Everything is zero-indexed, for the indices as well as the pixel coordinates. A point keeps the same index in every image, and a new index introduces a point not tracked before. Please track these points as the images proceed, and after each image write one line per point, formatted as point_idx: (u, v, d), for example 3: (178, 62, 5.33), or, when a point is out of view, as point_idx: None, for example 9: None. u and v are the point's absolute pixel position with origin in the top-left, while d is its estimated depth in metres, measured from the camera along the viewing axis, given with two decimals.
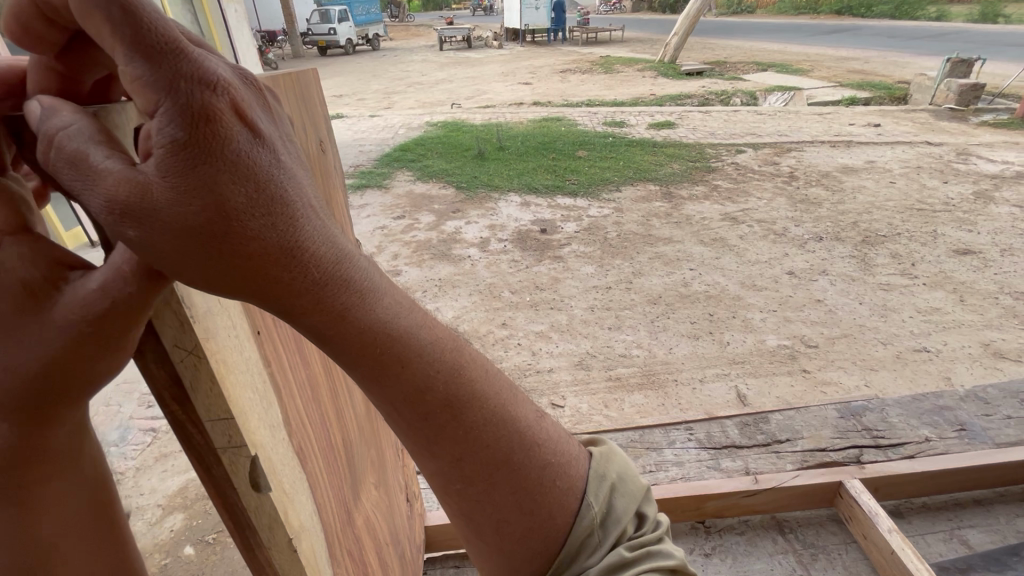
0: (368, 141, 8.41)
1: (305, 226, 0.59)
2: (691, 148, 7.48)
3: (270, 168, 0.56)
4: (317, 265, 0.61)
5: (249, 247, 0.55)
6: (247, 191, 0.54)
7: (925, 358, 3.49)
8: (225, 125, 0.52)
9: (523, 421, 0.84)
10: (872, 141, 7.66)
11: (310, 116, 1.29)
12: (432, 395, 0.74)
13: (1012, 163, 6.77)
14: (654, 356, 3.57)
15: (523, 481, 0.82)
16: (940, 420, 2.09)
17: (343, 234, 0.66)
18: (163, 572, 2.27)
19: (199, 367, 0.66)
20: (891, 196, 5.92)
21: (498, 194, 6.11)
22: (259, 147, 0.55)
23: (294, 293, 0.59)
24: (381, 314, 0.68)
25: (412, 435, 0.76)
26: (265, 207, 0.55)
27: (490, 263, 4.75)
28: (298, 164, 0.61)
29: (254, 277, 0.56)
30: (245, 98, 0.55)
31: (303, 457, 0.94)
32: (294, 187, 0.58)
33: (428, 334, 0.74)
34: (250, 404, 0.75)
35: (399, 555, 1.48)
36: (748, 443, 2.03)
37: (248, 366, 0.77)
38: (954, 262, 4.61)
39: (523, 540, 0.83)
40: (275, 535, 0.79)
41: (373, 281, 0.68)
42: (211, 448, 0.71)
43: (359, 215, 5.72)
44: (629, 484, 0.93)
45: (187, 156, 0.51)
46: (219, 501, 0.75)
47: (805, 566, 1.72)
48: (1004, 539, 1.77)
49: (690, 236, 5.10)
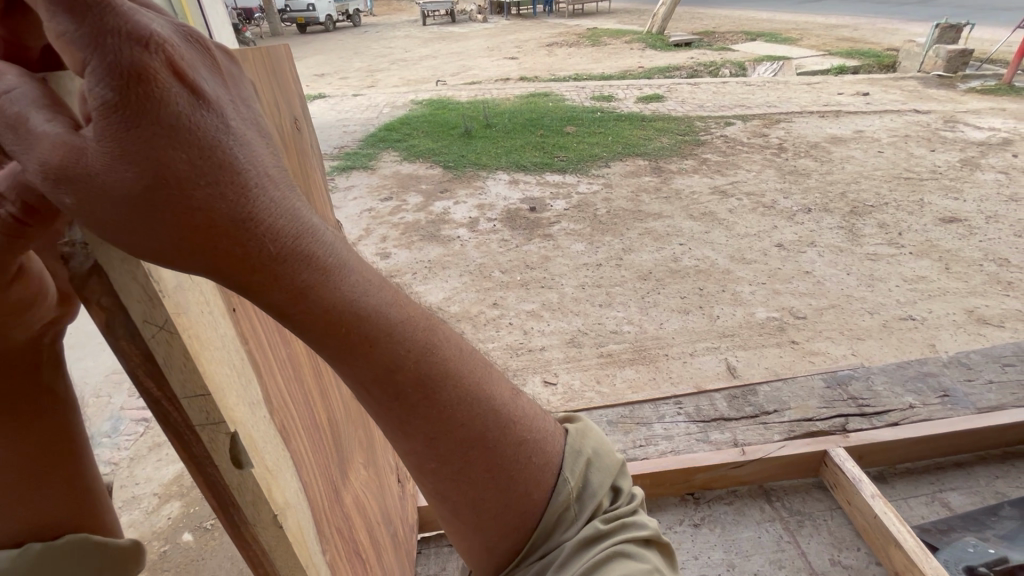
0: (352, 121, 8.24)
1: (259, 199, 0.57)
2: (680, 121, 7.41)
3: (217, 134, 0.53)
4: (273, 240, 0.59)
5: (194, 219, 0.53)
6: (189, 157, 0.51)
7: (911, 326, 3.54)
8: (160, 86, 0.49)
9: (499, 399, 0.84)
10: (861, 110, 7.63)
11: (278, 95, 1.30)
12: (403, 374, 0.73)
13: (999, 129, 6.78)
14: (645, 332, 3.59)
15: (500, 456, 0.83)
16: (923, 387, 2.13)
17: (306, 207, 0.64)
18: (162, 559, 2.29)
19: (172, 342, 0.64)
20: (879, 165, 5.92)
21: (486, 172, 6.04)
22: (202, 110, 0.52)
23: (250, 269, 0.58)
24: (347, 292, 0.66)
25: (386, 413, 0.76)
26: (212, 177, 0.53)
27: (480, 243, 4.72)
28: (252, 131, 0.57)
29: (204, 249, 0.55)
30: (186, 56, 0.51)
31: (286, 435, 0.94)
32: (245, 155, 0.55)
33: (399, 312, 0.72)
34: (228, 380, 0.74)
35: (391, 533, 1.50)
36: (736, 415, 2.05)
37: (225, 343, 0.77)
38: (940, 230, 4.65)
39: (500, 514, 0.85)
40: (259, 511, 0.78)
41: (339, 257, 0.66)
42: (190, 425, 0.70)
43: (345, 198, 5.63)
44: (604, 458, 0.94)
45: (120, 119, 0.48)
46: (202, 480, 0.74)
47: (792, 533, 1.76)
48: (984, 500, 1.82)
49: (679, 211, 5.09)
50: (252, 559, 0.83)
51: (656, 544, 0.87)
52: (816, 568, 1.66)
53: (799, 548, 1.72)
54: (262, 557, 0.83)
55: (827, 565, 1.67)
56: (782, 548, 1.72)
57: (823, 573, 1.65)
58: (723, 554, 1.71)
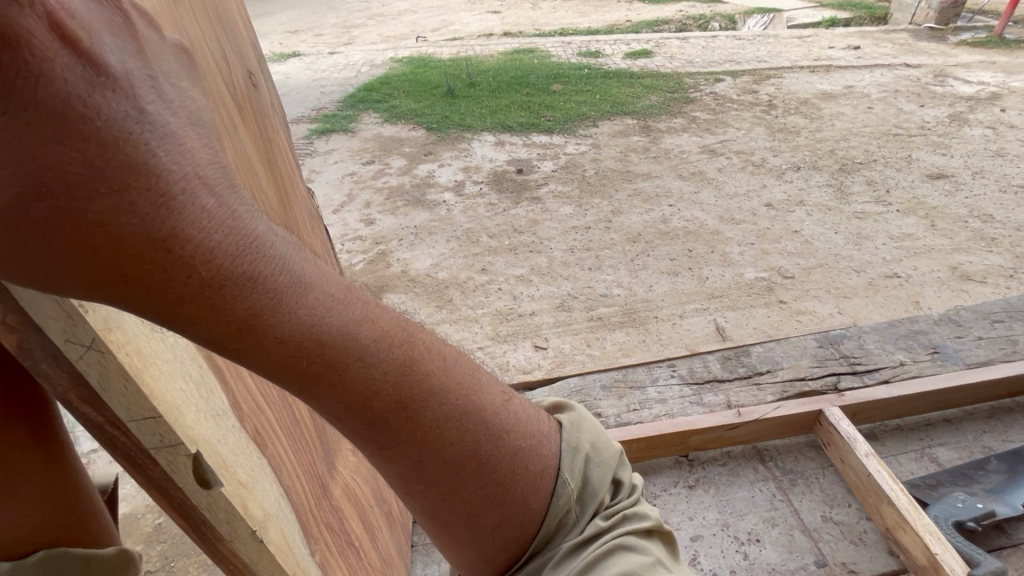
0: (328, 81, 7.88)
1: (182, 209, 0.54)
2: (669, 78, 7.21)
3: (122, 121, 0.51)
4: (201, 257, 0.55)
5: (96, 236, 0.51)
6: (80, 155, 0.49)
7: (896, 284, 3.58)
8: (37, 49, 0.46)
9: (486, 411, 0.80)
10: (851, 64, 7.48)
11: (223, 52, 1.22)
12: (379, 399, 0.69)
13: (988, 83, 6.71)
14: (634, 295, 3.58)
15: (488, 471, 0.80)
16: (915, 345, 2.16)
17: (250, 219, 0.60)
18: (158, 532, 2.29)
19: (105, 362, 0.61)
20: (868, 121, 5.86)
21: (471, 133, 5.86)
22: (101, 90, 0.50)
23: (177, 298, 0.55)
24: (306, 315, 0.61)
25: (362, 436, 0.72)
26: (116, 180, 0.51)
27: (466, 207, 4.61)
28: (172, 116, 0.55)
29: (117, 272, 0.52)
30: (83, 22, 0.50)
31: (260, 441, 0.92)
32: (160, 145, 0.53)
33: (371, 330, 0.67)
34: (183, 396, 0.71)
35: (385, 513, 1.51)
36: (730, 377, 2.07)
37: (176, 353, 0.74)
38: (927, 186, 4.65)
39: (494, 530, 0.83)
40: (235, 529, 0.77)
41: (294, 276, 0.62)
42: (144, 449, 0.67)
43: (326, 162, 5.44)
44: (603, 452, 0.91)
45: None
46: (167, 501, 0.73)
47: (785, 491, 1.79)
48: (971, 455, 1.88)
49: (669, 171, 5.02)
50: (234, 571, 0.83)
51: (658, 533, 0.87)
52: (809, 525, 1.70)
53: (791, 506, 1.76)
54: (243, 568, 0.82)
55: (819, 522, 1.71)
56: (775, 507, 1.75)
57: (815, 529, 1.69)
58: (717, 514, 1.74)
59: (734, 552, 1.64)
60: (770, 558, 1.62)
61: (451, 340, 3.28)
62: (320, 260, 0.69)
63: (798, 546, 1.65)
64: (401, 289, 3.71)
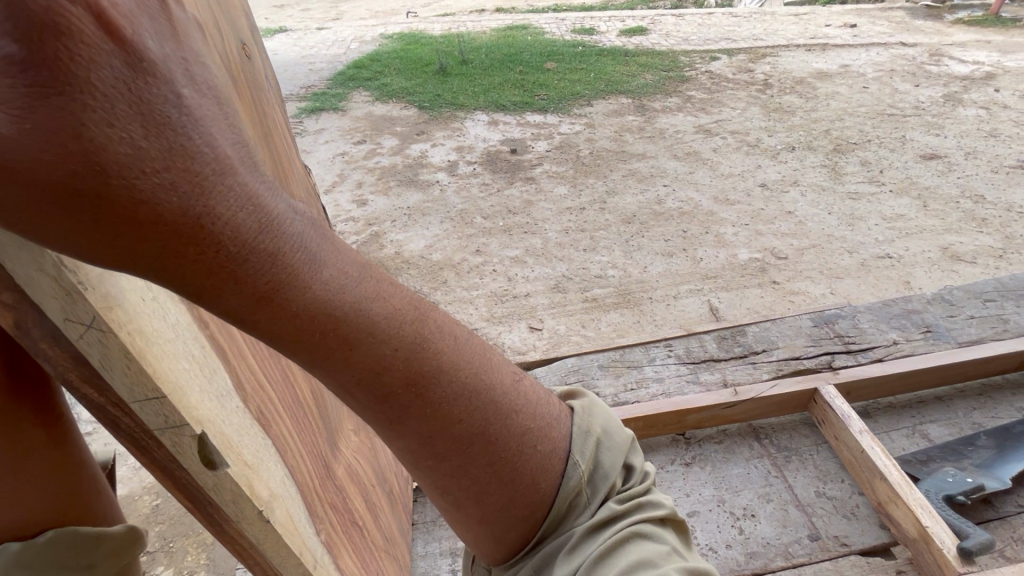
0: (317, 58, 7.70)
1: (213, 189, 0.52)
2: (664, 56, 7.11)
3: (163, 105, 0.49)
4: (233, 234, 0.54)
5: (135, 213, 0.48)
6: (124, 135, 0.47)
7: (888, 264, 3.61)
8: (84, 40, 0.46)
9: (499, 391, 0.81)
10: (848, 43, 7.40)
11: (218, 23, 1.19)
12: (393, 376, 0.70)
13: (983, 62, 6.68)
14: (629, 276, 3.58)
15: (501, 450, 0.81)
16: (908, 324, 2.19)
17: (268, 194, 0.58)
18: (156, 513, 2.30)
19: (106, 341, 0.59)
20: (863, 101, 5.83)
21: (464, 112, 5.77)
22: (142, 73, 0.49)
23: (202, 273, 0.53)
24: (321, 290, 0.61)
25: (378, 415, 0.72)
26: (156, 159, 0.49)
27: (460, 187, 4.57)
28: (203, 97, 0.53)
29: (150, 249, 0.50)
30: (123, 6, 0.49)
31: (263, 422, 0.91)
32: (195, 126, 0.51)
33: (387, 309, 0.68)
34: (187, 375, 0.71)
35: (386, 492, 1.52)
36: (726, 356, 2.09)
37: (178, 332, 0.74)
38: (921, 167, 4.65)
39: (507, 509, 0.84)
40: (242, 509, 0.75)
41: (308, 251, 0.61)
42: (146, 430, 0.66)
43: (316, 142, 5.35)
44: (613, 437, 0.92)
45: (35, 80, 0.44)
46: (173, 485, 0.71)
47: (780, 468, 1.83)
48: (961, 431, 1.91)
49: (664, 151, 4.98)
50: (240, 554, 0.80)
51: (671, 521, 0.88)
52: (803, 500, 1.73)
53: (786, 482, 1.79)
54: (251, 551, 0.80)
55: (812, 496, 1.74)
56: (770, 483, 1.78)
57: (809, 504, 1.73)
58: (713, 490, 1.77)
59: (729, 527, 1.67)
60: (765, 532, 1.66)
61: None
62: (330, 234, 0.68)
63: (792, 520, 1.68)
64: (395, 270, 3.68)
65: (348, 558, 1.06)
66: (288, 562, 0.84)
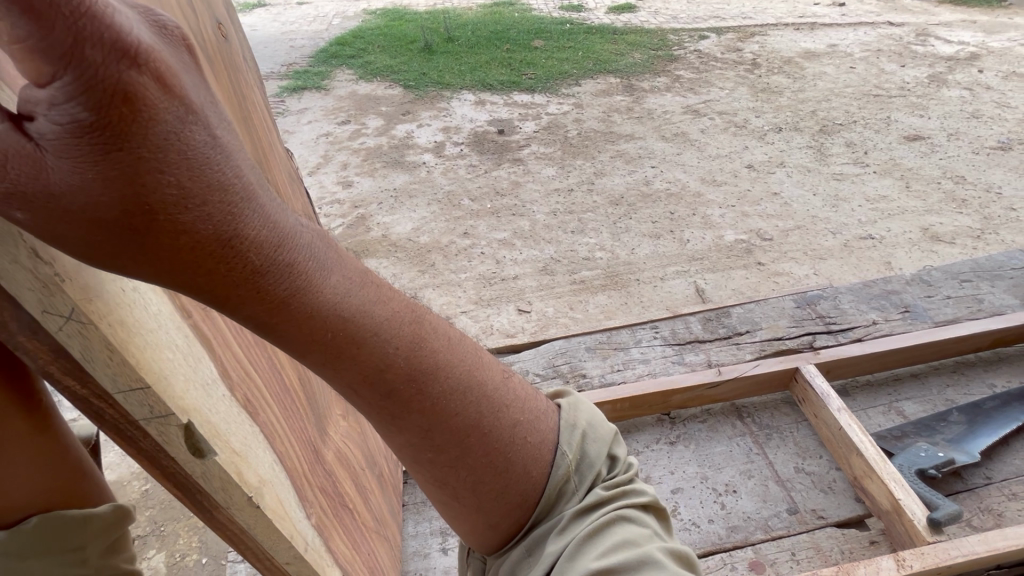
0: (299, 34, 7.48)
1: (240, 215, 0.59)
2: (653, 34, 7.02)
3: (203, 148, 0.55)
4: (257, 252, 0.61)
5: (178, 241, 0.55)
6: (175, 179, 0.53)
7: (870, 245, 3.66)
8: (149, 104, 0.50)
9: (490, 385, 0.87)
10: (836, 22, 7.37)
11: (192, 9, 1.14)
12: (393, 370, 0.76)
13: (968, 43, 6.70)
14: (616, 258, 3.59)
15: (491, 440, 0.85)
16: (887, 304, 2.25)
17: (282, 214, 0.66)
18: (146, 497, 2.31)
19: (87, 334, 0.58)
20: (850, 82, 5.84)
21: (450, 92, 5.67)
22: (189, 124, 0.54)
23: (232, 285, 0.60)
24: (329, 294, 0.69)
25: (378, 406, 0.78)
26: (198, 196, 0.55)
27: (446, 169, 4.51)
28: (229, 136, 0.59)
29: (185, 267, 0.56)
30: (170, 63, 0.52)
31: (251, 410, 0.91)
32: (230, 167, 0.58)
33: (385, 308, 0.76)
34: (172, 365, 0.71)
35: (377, 476, 1.54)
36: (710, 337, 2.14)
37: (160, 322, 0.73)
38: (904, 148, 4.70)
39: (499, 497, 0.86)
40: (232, 496, 0.75)
41: (318, 261, 0.69)
42: (132, 420, 0.65)
43: (299, 122, 5.24)
44: (598, 429, 0.95)
45: (99, 139, 0.49)
46: (160, 471, 0.71)
47: (761, 445, 1.87)
48: (935, 407, 1.97)
49: (651, 132, 4.96)
50: (229, 538, 0.81)
51: (654, 508, 0.90)
52: (782, 476, 1.78)
53: (766, 458, 1.84)
54: (242, 535, 0.81)
55: (792, 473, 1.80)
56: (752, 459, 1.83)
57: (789, 479, 1.78)
58: (697, 467, 1.81)
59: (711, 502, 1.72)
60: (745, 507, 1.71)
61: (435, 305, 3.27)
62: (331, 242, 0.75)
63: (772, 495, 1.73)
64: (382, 254, 3.66)
65: (340, 540, 1.08)
66: (280, 545, 0.85)
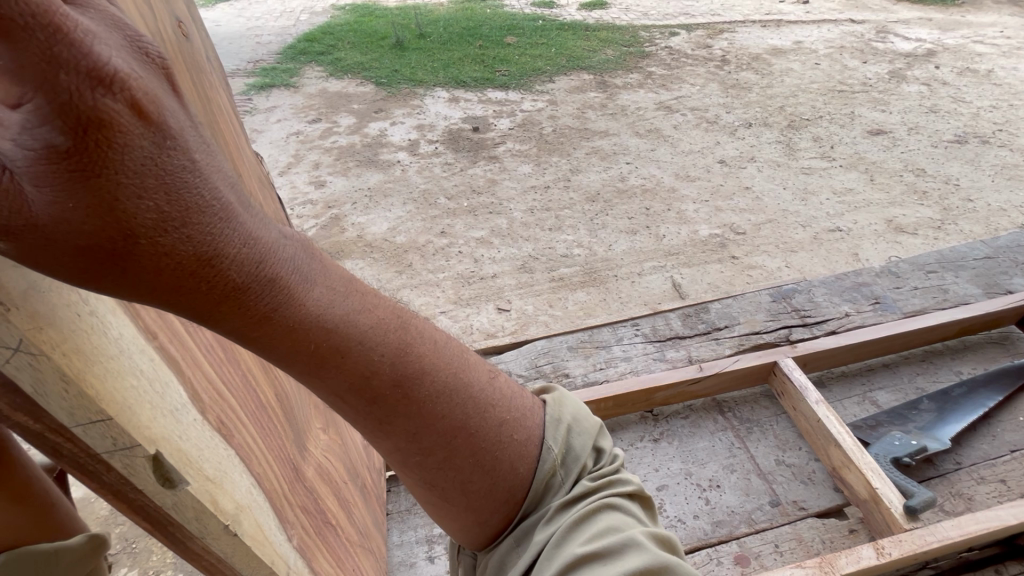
0: (265, 31, 7.28)
1: (220, 234, 0.56)
2: (625, 31, 7.07)
3: (182, 172, 0.52)
4: (239, 269, 0.59)
5: (160, 264, 0.52)
6: (155, 204, 0.50)
7: (837, 238, 3.77)
8: (123, 132, 0.47)
9: (475, 387, 0.85)
10: (801, 19, 7.55)
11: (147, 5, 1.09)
12: (379, 379, 0.74)
13: (924, 40, 6.93)
14: (595, 254, 3.60)
15: (478, 440, 0.84)
16: (859, 296, 2.31)
17: (262, 227, 0.63)
18: (112, 517, 2.21)
19: (39, 365, 0.55)
20: (815, 78, 5.99)
21: (423, 89, 5.59)
22: (167, 149, 0.51)
23: (212, 301, 0.57)
24: (314, 306, 0.67)
25: (363, 416, 0.76)
26: (178, 218, 0.52)
27: (422, 168, 4.45)
28: (206, 153, 0.56)
29: (167, 288, 0.54)
30: (148, 88, 0.49)
31: (224, 432, 0.88)
32: (211, 188, 0.55)
33: (370, 318, 0.73)
34: (135, 391, 0.67)
35: (360, 485, 1.50)
36: (690, 333, 2.17)
37: (122, 347, 0.69)
38: (867, 142, 4.84)
39: (489, 493, 0.85)
40: (206, 525, 0.72)
41: (300, 272, 0.66)
42: (92, 455, 0.61)
43: (267, 121, 5.10)
44: (584, 422, 0.94)
45: (74, 166, 0.46)
46: (126, 506, 0.66)
47: (742, 439, 1.90)
48: (906, 395, 2.04)
49: (625, 128, 4.99)
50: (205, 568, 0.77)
51: (640, 497, 0.90)
52: (763, 469, 1.82)
53: (748, 452, 1.87)
54: (219, 565, 0.77)
55: (773, 465, 1.83)
56: (734, 453, 1.86)
57: (770, 472, 1.81)
58: (681, 463, 1.83)
59: (697, 498, 1.74)
60: (729, 501, 1.73)
61: (413, 306, 3.23)
62: (314, 252, 0.73)
63: (755, 488, 1.77)
64: (358, 254, 3.59)
65: (323, 559, 1.05)
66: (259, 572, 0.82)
